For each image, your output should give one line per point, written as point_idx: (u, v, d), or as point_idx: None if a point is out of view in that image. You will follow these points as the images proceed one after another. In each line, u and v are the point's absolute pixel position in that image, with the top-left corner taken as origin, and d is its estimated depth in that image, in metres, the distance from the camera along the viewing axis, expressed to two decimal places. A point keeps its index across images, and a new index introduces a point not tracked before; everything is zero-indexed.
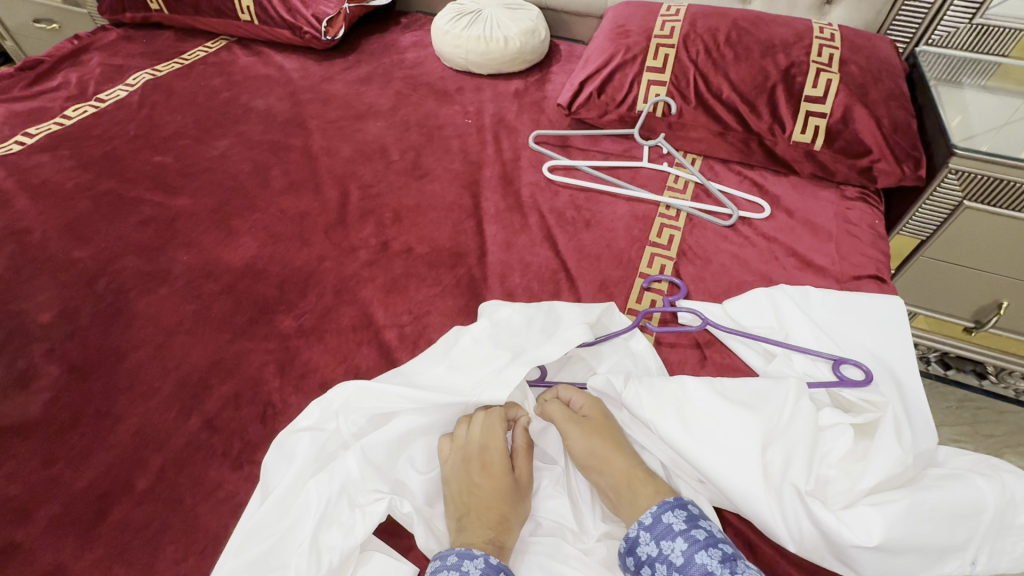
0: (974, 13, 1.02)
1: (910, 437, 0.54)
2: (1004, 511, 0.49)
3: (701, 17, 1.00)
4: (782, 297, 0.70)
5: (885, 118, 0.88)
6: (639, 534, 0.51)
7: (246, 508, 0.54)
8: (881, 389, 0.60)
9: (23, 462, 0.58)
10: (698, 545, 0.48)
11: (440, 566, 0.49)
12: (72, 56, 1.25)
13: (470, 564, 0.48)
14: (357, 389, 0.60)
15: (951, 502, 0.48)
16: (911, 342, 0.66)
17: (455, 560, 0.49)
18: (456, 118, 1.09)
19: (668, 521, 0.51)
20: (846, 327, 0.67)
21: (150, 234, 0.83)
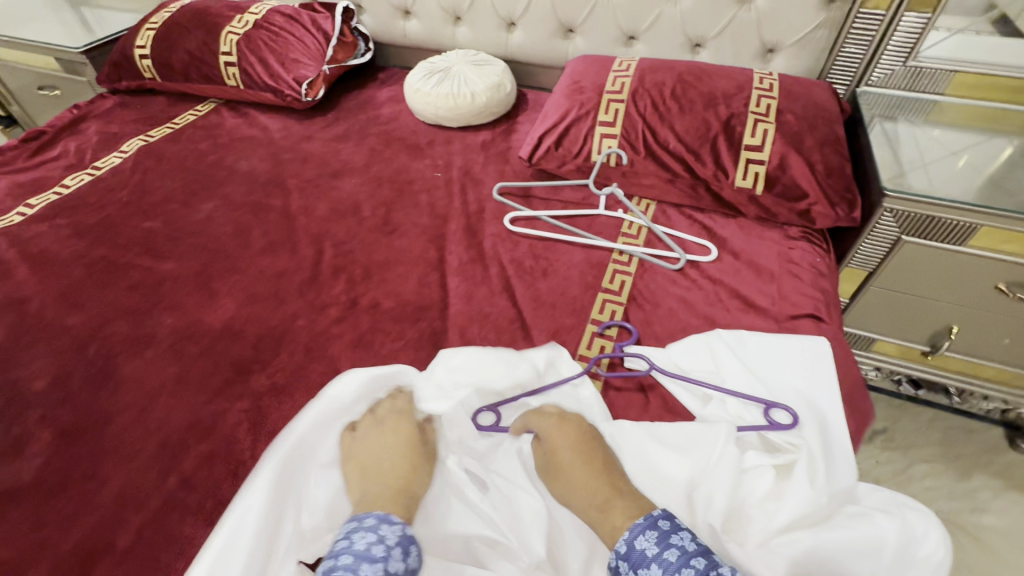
0: (907, 57, 1.09)
1: (825, 478, 0.59)
2: (903, 547, 0.54)
3: (649, 72, 1.08)
4: (717, 342, 0.75)
5: (819, 163, 0.94)
6: (620, 564, 0.53)
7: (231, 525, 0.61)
8: (806, 426, 0.65)
9: (15, 525, 0.63)
10: (671, 570, 0.49)
11: (357, 528, 0.55)
12: (72, 125, 1.34)
13: (387, 528, 0.55)
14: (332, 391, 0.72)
15: (850, 540, 0.54)
16: (835, 382, 0.72)
17: (372, 522, 0.55)
18: (426, 172, 1.16)
19: (643, 548, 0.52)
20: (777, 369, 0.73)
21: (139, 298, 0.90)
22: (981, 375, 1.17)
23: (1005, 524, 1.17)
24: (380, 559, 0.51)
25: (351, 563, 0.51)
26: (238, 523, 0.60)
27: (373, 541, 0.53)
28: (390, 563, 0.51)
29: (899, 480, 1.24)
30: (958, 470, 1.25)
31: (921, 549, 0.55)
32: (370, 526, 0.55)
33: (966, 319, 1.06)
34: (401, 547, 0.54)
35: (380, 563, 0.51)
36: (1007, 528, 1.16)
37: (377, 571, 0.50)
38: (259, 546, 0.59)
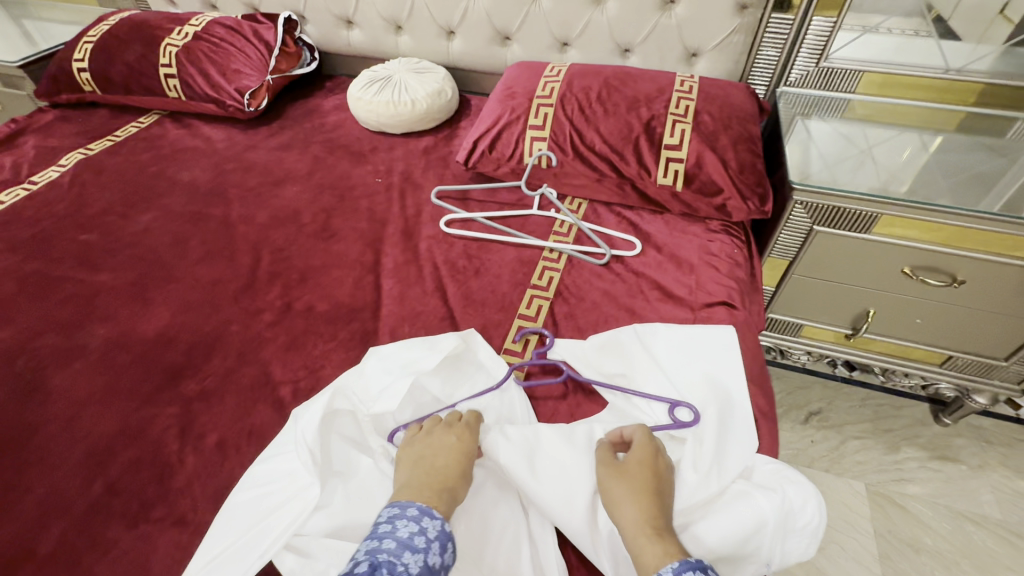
0: (819, 59, 1.16)
1: (714, 462, 0.65)
2: (783, 519, 0.61)
3: (577, 77, 1.13)
4: (628, 335, 0.82)
5: (732, 160, 1.00)
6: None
7: (213, 528, 0.62)
8: (705, 414, 0.70)
9: None
10: None
11: (400, 515, 0.55)
12: (8, 140, 1.33)
13: (430, 521, 0.54)
14: (304, 408, 0.71)
15: (738, 520, 0.60)
16: (738, 365, 0.77)
17: (416, 513, 0.55)
18: (367, 178, 1.19)
19: None
20: (684, 358, 0.78)
21: (72, 311, 0.90)
22: (900, 354, 1.24)
23: (929, 492, 1.24)
24: (421, 550, 0.52)
25: (396, 549, 0.51)
26: (221, 527, 0.61)
27: (416, 532, 0.53)
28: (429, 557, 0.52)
29: (833, 456, 1.31)
30: (888, 444, 1.33)
31: (799, 520, 0.62)
32: (412, 517, 0.54)
33: (880, 302, 1.13)
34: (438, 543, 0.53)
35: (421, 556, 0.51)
36: (930, 496, 1.24)
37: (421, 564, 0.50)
38: (236, 546, 0.59)
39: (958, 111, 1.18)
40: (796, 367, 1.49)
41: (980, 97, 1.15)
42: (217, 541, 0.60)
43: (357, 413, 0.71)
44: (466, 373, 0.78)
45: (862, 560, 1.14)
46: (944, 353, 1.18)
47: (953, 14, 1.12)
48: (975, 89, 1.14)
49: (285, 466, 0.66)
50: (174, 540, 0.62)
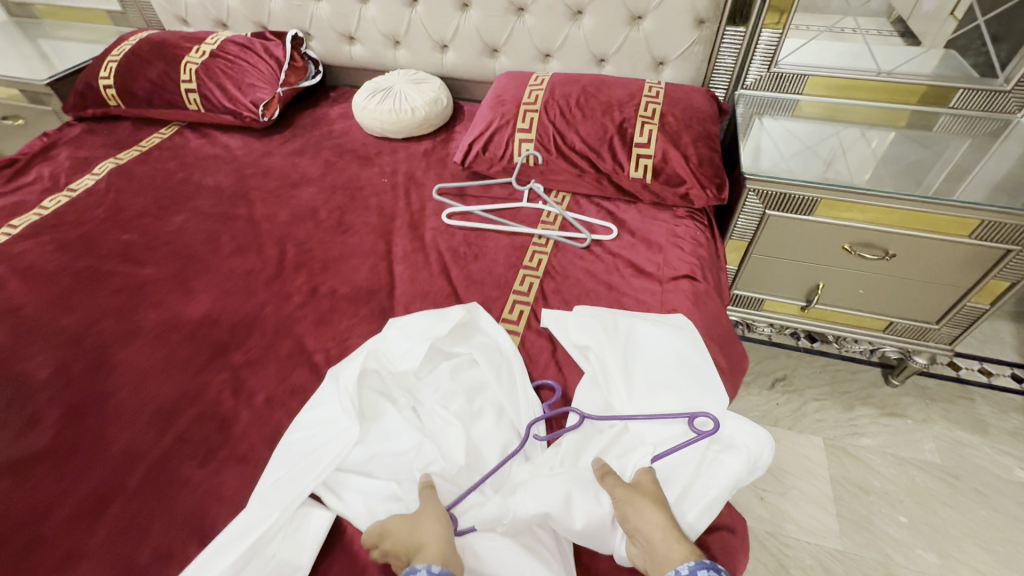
0: (769, 65, 1.33)
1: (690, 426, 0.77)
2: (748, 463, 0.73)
3: (558, 85, 1.29)
4: (603, 316, 0.93)
5: (693, 155, 1.16)
6: None
7: (272, 459, 0.76)
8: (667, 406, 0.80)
9: (38, 479, 0.75)
10: None
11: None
12: (43, 152, 1.46)
13: None
14: (340, 367, 0.86)
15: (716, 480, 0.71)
16: (695, 344, 0.88)
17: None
18: (375, 179, 1.34)
19: None
20: (652, 342, 0.89)
21: (124, 298, 1.02)
22: (850, 323, 1.41)
23: (879, 443, 1.41)
24: None
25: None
26: (278, 457, 0.76)
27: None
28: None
29: (796, 415, 1.48)
30: (844, 404, 1.50)
31: (761, 459, 0.74)
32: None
33: (827, 276, 1.30)
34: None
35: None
36: (880, 446, 1.41)
37: None
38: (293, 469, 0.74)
39: (904, 110, 1.35)
40: (763, 340, 1.66)
41: (919, 99, 1.32)
42: (277, 466, 0.75)
43: (383, 371, 0.85)
44: (471, 337, 0.93)
45: (819, 502, 1.31)
46: (885, 320, 1.36)
47: (911, 14, 1.25)
48: (920, 91, 1.31)
49: (327, 412, 0.80)
50: (238, 474, 0.76)
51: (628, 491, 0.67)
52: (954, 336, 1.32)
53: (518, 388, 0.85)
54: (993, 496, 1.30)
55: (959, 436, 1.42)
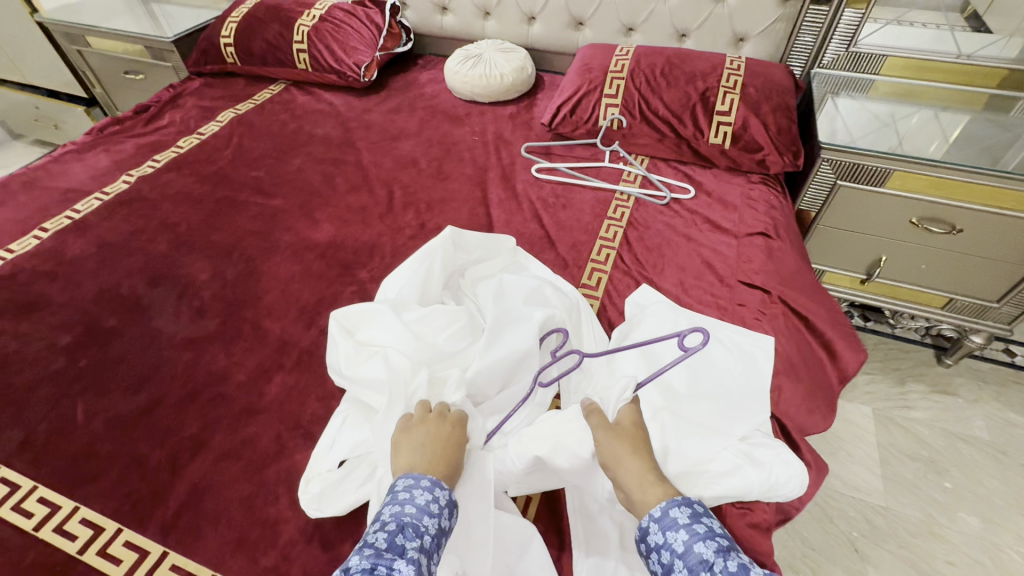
0: (849, 45, 1.40)
1: (719, 430, 0.78)
2: (766, 487, 0.72)
3: (644, 56, 1.38)
4: (654, 306, 0.97)
5: (772, 124, 1.23)
6: (650, 525, 0.63)
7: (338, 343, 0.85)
8: (687, 413, 0.80)
9: (213, 355, 0.92)
10: (697, 537, 0.60)
11: (415, 485, 0.63)
12: (171, 101, 1.64)
13: (440, 492, 0.64)
14: (417, 280, 0.94)
15: (733, 485, 0.72)
16: (763, 372, 0.87)
17: (427, 484, 0.64)
18: (467, 137, 1.46)
19: (675, 515, 0.62)
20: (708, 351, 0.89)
21: (262, 223, 1.18)
22: (909, 298, 1.46)
23: (929, 417, 1.47)
24: (436, 515, 0.62)
25: (416, 514, 0.60)
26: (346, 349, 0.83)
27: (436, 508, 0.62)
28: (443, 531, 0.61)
29: (846, 386, 1.55)
30: (894, 379, 1.56)
31: (782, 490, 0.72)
32: (435, 489, 0.64)
33: (890, 249, 1.36)
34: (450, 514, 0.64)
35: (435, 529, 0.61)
36: (930, 420, 1.46)
37: (437, 527, 0.61)
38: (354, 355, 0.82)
39: (983, 93, 1.38)
40: None
41: (999, 82, 1.35)
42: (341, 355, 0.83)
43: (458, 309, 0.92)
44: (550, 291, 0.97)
45: (867, 464, 1.38)
46: (945, 297, 1.41)
47: (987, 11, 1.31)
48: (1000, 74, 1.34)
49: (412, 327, 0.85)
50: None
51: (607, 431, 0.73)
52: (1015, 316, 1.36)
53: (582, 331, 0.93)
54: None
55: (1009, 416, 1.46)
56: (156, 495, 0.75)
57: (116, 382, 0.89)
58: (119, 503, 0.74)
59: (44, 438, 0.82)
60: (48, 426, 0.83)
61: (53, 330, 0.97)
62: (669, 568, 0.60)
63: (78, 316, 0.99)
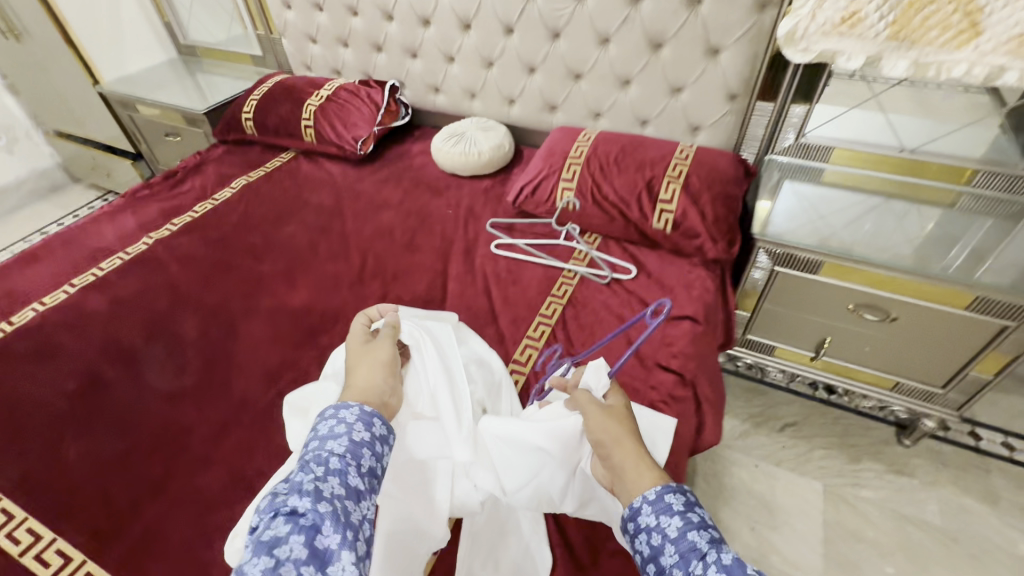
0: (797, 136, 1.48)
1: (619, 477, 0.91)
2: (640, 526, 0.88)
3: (601, 144, 1.52)
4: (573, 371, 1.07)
5: (709, 214, 1.34)
6: (643, 506, 0.69)
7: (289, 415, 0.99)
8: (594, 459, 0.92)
9: (186, 408, 1.08)
10: (691, 526, 0.65)
11: (321, 421, 0.74)
12: (196, 167, 1.88)
13: (348, 411, 0.74)
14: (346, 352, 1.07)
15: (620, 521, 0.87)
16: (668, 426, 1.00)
17: (333, 411, 0.74)
18: (442, 209, 1.62)
19: (669, 500, 0.68)
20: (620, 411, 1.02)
21: (249, 286, 1.36)
22: (859, 378, 1.49)
23: (880, 497, 1.48)
24: (342, 433, 0.70)
25: (320, 445, 0.68)
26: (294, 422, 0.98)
27: (334, 424, 0.72)
28: (353, 435, 0.71)
29: (799, 459, 1.57)
30: (850, 456, 1.57)
31: None
32: (330, 414, 0.74)
33: (832, 331, 1.41)
34: (360, 420, 0.73)
35: (344, 437, 0.70)
36: (881, 500, 1.47)
37: (344, 442, 0.69)
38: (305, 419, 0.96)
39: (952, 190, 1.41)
40: (782, 386, 1.76)
41: (964, 180, 1.38)
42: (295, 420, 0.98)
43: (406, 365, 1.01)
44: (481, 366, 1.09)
45: (810, 541, 1.40)
46: (892, 380, 1.43)
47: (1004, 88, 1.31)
48: (969, 173, 1.36)
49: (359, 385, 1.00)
50: None
51: (601, 411, 0.84)
52: (962, 403, 1.37)
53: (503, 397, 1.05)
54: (988, 562, 1.34)
55: (965, 502, 1.46)
56: (116, 532, 0.89)
57: (104, 427, 1.05)
58: (86, 537, 0.89)
59: (38, 474, 0.98)
60: (42, 463, 1.00)
61: (62, 377, 1.15)
62: (658, 550, 0.65)
63: (83, 364, 1.17)
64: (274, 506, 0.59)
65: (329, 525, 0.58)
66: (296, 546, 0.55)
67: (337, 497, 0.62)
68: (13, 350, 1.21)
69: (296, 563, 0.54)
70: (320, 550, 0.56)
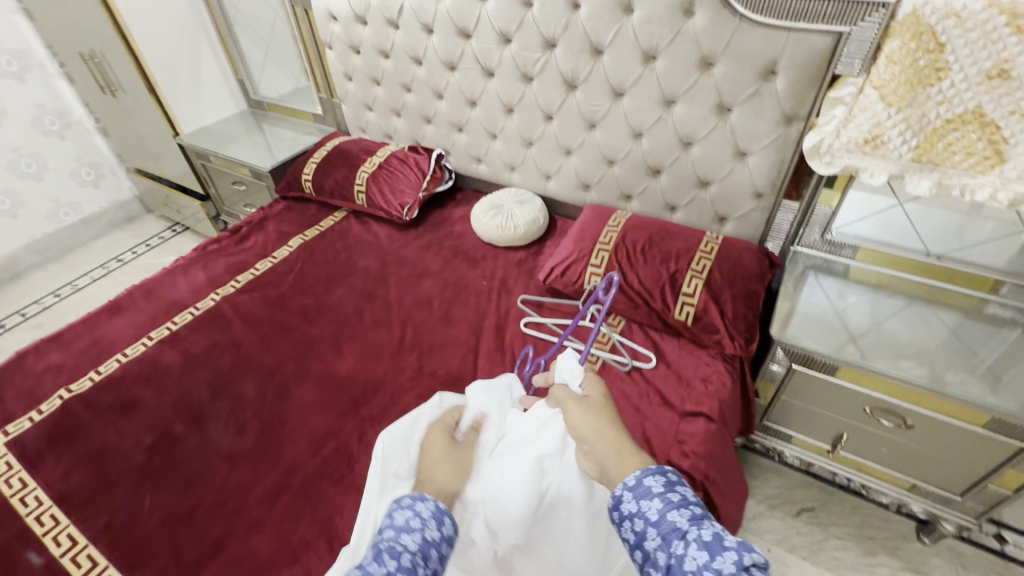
0: (823, 231, 1.53)
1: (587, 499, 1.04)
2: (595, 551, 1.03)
3: (629, 231, 1.61)
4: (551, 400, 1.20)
5: (729, 311, 1.41)
6: (625, 495, 0.79)
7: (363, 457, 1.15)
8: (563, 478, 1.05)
9: (243, 470, 1.22)
10: (671, 506, 0.74)
11: (399, 506, 0.83)
12: (259, 223, 2.08)
13: (423, 504, 0.83)
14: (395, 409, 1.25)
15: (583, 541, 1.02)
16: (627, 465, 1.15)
17: (411, 502, 0.83)
18: (478, 280, 1.74)
19: (649, 485, 0.78)
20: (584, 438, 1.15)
21: (302, 350, 1.51)
22: (877, 475, 1.51)
23: None
24: (417, 528, 0.78)
25: (397, 535, 0.77)
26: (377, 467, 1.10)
27: (411, 515, 0.80)
28: (427, 531, 0.78)
29: (813, 547, 1.59)
30: (866, 549, 1.58)
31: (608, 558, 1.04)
32: (408, 504, 0.83)
33: (849, 428, 1.44)
34: (433, 518, 0.81)
35: (417, 532, 0.77)
36: None
37: (419, 538, 0.76)
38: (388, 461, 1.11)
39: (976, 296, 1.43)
40: (799, 468, 1.78)
41: (987, 288, 1.40)
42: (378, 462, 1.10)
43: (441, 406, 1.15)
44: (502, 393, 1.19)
45: None
46: (910, 481, 1.45)
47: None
48: (992, 282, 1.38)
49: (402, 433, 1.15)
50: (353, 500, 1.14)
51: (578, 405, 0.97)
52: (980, 512, 1.38)
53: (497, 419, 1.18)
54: None
55: None
56: None
57: (173, 483, 1.20)
58: None
59: (117, 524, 1.13)
60: (119, 514, 1.15)
61: (139, 430, 1.32)
62: (642, 535, 0.74)
63: (157, 419, 1.34)
64: None
65: None
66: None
67: None
68: (99, 401, 1.38)
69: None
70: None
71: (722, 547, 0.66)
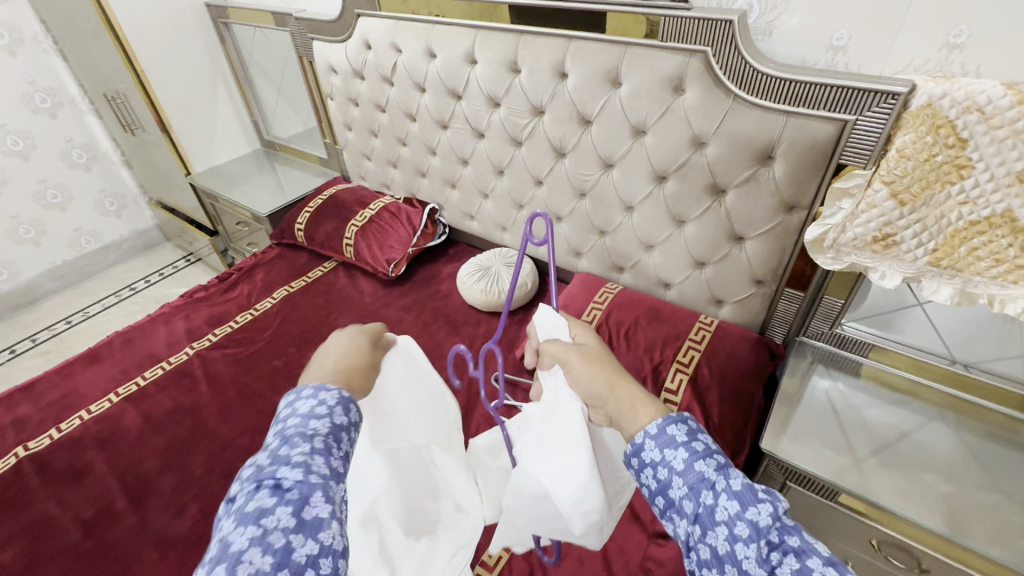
0: (830, 325, 1.37)
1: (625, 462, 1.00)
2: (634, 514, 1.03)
3: (614, 310, 1.50)
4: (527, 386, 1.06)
5: (716, 416, 1.26)
6: (646, 442, 0.69)
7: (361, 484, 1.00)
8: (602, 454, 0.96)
9: (172, 561, 1.15)
10: (697, 455, 0.65)
11: (301, 396, 0.70)
12: (248, 271, 2.06)
13: (328, 393, 0.71)
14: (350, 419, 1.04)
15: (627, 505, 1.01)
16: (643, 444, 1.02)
17: (313, 390, 0.70)
18: (455, 350, 1.66)
19: (673, 433, 0.68)
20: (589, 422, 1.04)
21: (261, 421, 1.45)
22: None
23: None
24: (324, 415, 0.67)
25: (301, 422, 0.66)
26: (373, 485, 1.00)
27: (316, 405, 0.69)
28: (335, 417, 0.68)
29: None
30: None
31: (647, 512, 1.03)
32: (308, 393, 0.70)
33: (854, 557, 1.25)
34: (340, 405, 0.70)
35: (327, 418, 0.67)
36: None
37: (327, 424, 0.66)
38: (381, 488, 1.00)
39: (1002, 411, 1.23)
40: None
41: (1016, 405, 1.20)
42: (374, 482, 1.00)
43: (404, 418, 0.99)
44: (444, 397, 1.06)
45: None
46: None
47: None
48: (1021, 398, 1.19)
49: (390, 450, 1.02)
50: None
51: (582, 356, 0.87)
52: None
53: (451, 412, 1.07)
54: None
55: None
56: None
57: (100, 569, 1.15)
58: None
59: None
60: None
61: (82, 502, 1.28)
62: (665, 484, 0.65)
63: (102, 491, 1.30)
64: (259, 478, 0.57)
65: (318, 497, 0.57)
66: (284, 516, 0.54)
67: (322, 476, 0.60)
68: (51, 465, 1.36)
69: (283, 530, 0.53)
70: (307, 519, 0.55)
71: (756, 498, 0.60)
